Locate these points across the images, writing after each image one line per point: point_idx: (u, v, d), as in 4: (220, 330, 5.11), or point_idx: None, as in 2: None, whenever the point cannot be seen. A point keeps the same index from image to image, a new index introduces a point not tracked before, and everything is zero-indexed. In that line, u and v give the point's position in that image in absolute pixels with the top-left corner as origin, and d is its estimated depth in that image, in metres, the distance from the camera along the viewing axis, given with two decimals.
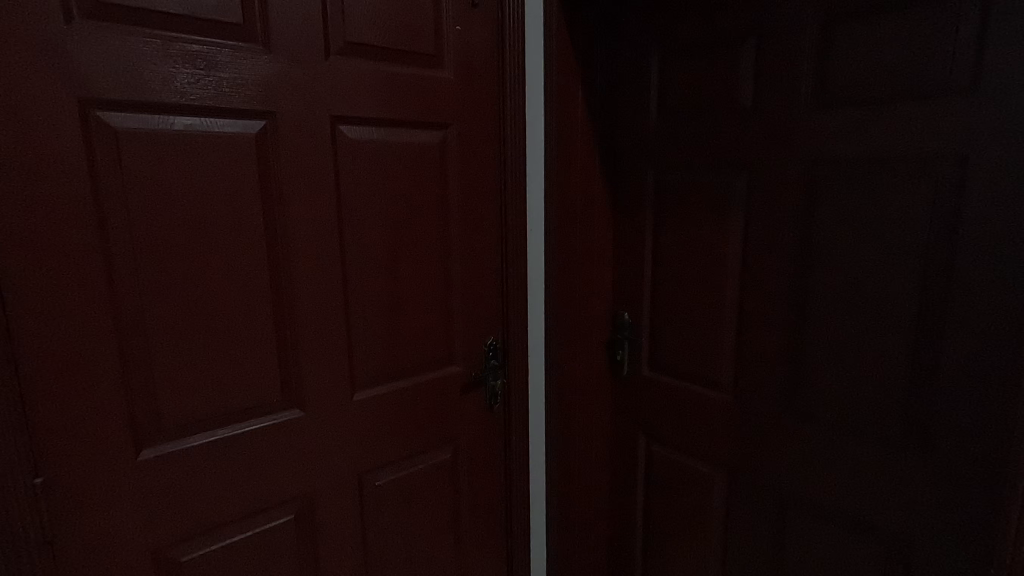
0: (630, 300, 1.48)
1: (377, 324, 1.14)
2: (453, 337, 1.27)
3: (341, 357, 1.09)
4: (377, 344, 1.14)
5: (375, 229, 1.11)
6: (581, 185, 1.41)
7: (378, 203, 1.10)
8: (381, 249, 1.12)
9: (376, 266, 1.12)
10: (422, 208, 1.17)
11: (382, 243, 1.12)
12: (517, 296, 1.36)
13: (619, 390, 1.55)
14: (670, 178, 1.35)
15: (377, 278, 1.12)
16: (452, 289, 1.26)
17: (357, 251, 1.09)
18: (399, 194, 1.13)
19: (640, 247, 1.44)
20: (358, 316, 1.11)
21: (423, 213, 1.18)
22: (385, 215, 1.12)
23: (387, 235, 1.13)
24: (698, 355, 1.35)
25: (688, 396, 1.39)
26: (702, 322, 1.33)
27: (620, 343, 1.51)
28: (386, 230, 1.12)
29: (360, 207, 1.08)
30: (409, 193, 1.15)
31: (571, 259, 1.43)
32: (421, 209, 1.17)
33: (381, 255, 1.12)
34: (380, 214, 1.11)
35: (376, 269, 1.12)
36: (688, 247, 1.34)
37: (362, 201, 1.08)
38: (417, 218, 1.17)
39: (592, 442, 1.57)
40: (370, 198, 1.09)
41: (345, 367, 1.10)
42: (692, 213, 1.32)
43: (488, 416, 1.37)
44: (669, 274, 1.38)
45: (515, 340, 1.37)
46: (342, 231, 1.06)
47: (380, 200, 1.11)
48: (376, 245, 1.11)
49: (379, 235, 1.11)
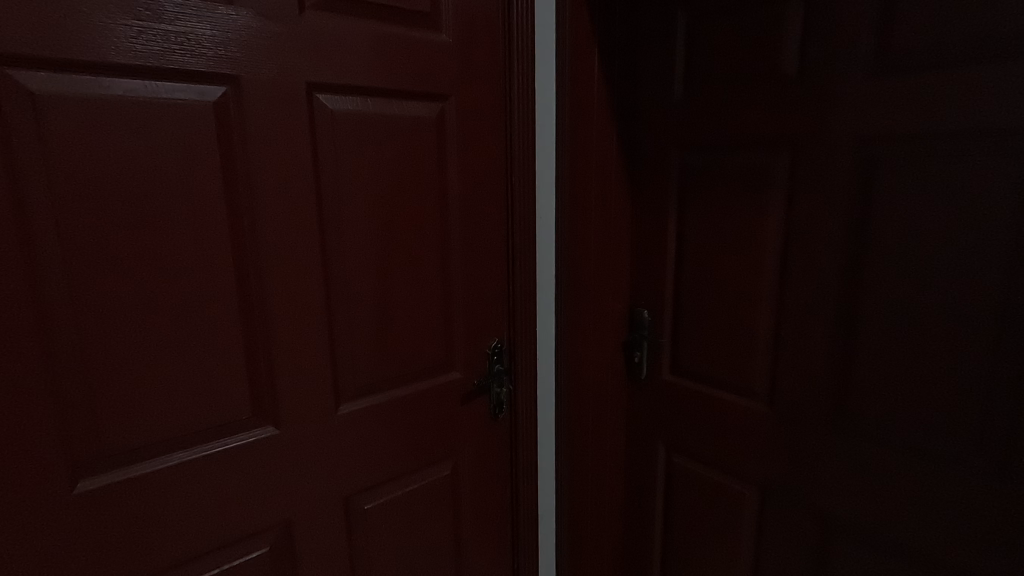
0: (649, 297, 1.33)
1: (364, 327, 0.99)
2: (452, 340, 1.13)
3: (323, 365, 0.94)
4: (365, 350, 1.00)
5: (360, 217, 0.95)
6: (597, 167, 1.26)
7: (364, 189, 0.95)
8: (368, 242, 0.97)
9: (362, 261, 0.97)
10: (415, 193, 1.02)
11: (368, 234, 0.97)
12: (524, 292, 1.21)
13: (636, 395, 1.41)
14: (697, 160, 1.20)
15: (364, 274, 0.97)
16: (451, 287, 1.11)
17: (338, 243, 0.93)
18: (388, 177, 0.98)
19: (663, 238, 1.28)
20: (341, 318, 0.96)
21: (417, 200, 1.02)
22: (372, 201, 0.96)
23: (374, 225, 0.97)
24: (729, 360, 1.20)
25: (715, 404, 1.24)
26: (733, 322, 1.18)
27: (638, 343, 1.36)
28: (374, 218, 0.97)
29: (343, 192, 0.92)
30: (401, 176, 0.99)
31: (585, 251, 1.28)
32: (415, 194, 1.02)
33: (367, 249, 0.97)
34: (367, 199, 0.96)
35: (361, 264, 0.97)
36: (718, 237, 1.18)
37: (345, 185, 0.93)
38: (410, 204, 1.01)
39: (606, 451, 1.43)
40: (354, 181, 0.93)
41: (329, 377, 0.95)
42: (723, 198, 1.16)
43: (492, 427, 1.23)
44: (695, 268, 1.23)
45: (522, 342, 1.22)
46: (320, 220, 0.91)
47: (366, 185, 0.95)
48: (362, 235, 0.96)
49: (366, 224, 0.96)
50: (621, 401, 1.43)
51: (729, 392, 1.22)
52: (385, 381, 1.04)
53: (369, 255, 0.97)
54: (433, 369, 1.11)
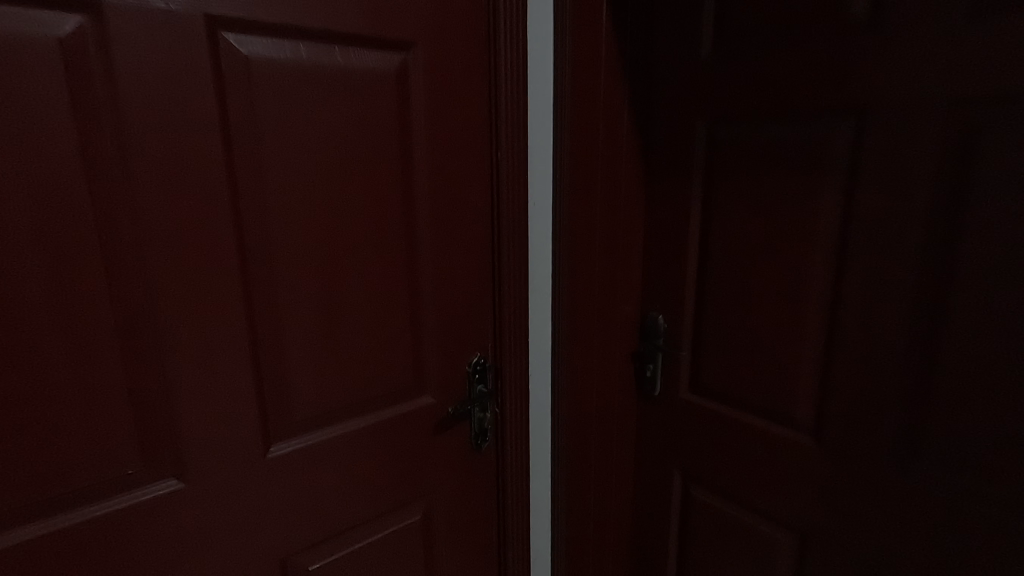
0: (665, 300, 1.11)
1: (303, 345, 0.77)
2: (422, 358, 0.91)
3: (247, 395, 0.73)
4: (306, 375, 0.78)
5: (294, 203, 0.73)
6: (604, 142, 1.02)
7: (297, 165, 0.72)
8: (305, 236, 0.75)
9: (298, 262, 0.75)
10: (370, 172, 0.79)
11: (305, 225, 0.74)
12: (514, 297, 0.99)
13: (647, 415, 1.19)
14: (728, 133, 0.96)
15: (301, 278, 0.75)
16: (420, 291, 0.88)
17: (263, 237, 0.71)
18: (332, 148, 0.75)
19: (683, 228, 1.05)
20: (271, 334, 0.74)
21: (372, 181, 0.79)
22: (309, 181, 0.74)
23: (314, 213, 0.75)
24: (763, 380, 0.98)
25: (744, 432, 1.03)
26: (771, 334, 0.96)
27: (651, 355, 1.14)
28: (313, 204, 0.74)
29: (268, 169, 0.70)
30: (350, 149, 0.76)
31: (586, 245, 1.06)
32: (369, 173, 0.79)
33: (304, 245, 0.75)
34: (302, 179, 0.73)
35: (295, 265, 0.74)
36: (753, 230, 0.95)
37: (270, 160, 0.70)
38: (363, 186, 0.79)
39: (611, 480, 1.22)
40: (283, 155, 0.71)
41: (254, 413, 0.75)
42: (762, 181, 0.93)
43: (474, 460, 1.01)
44: (724, 266, 1.01)
45: (511, 358, 1.00)
46: (237, 208, 0.69)
47: (301, 160, 0.72)
48: (297, 227, 0.74)
49: (303, 212, 0.74)
50: (628, 420, 1.21)
51: (761, 418, 1.01)
52: (333, 412, 0.82)
53: (307, 252, 0.75)
54: (397, 393, 0.89)
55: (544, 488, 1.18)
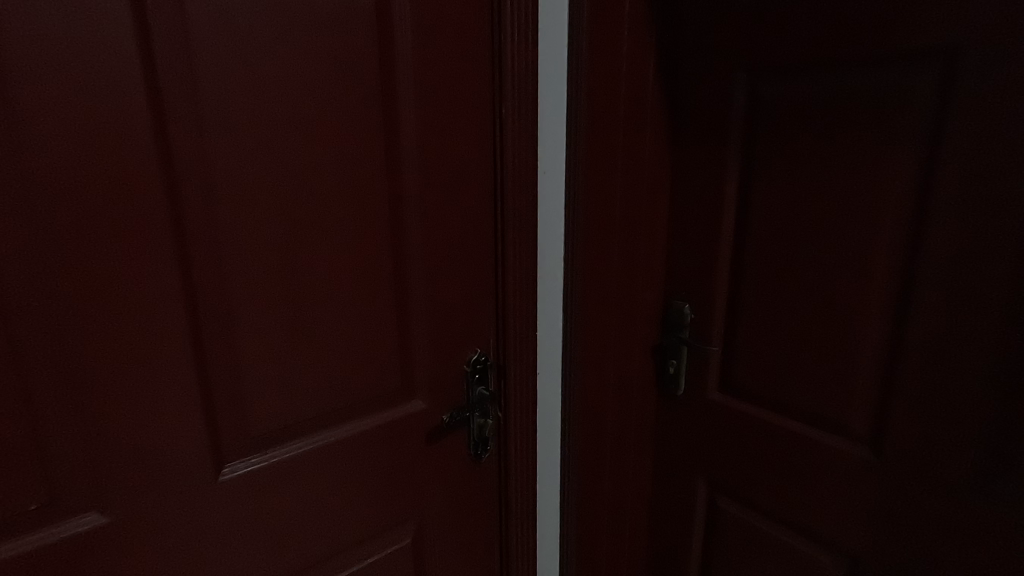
0: (693, 286, 0.96)
1: (264, 340, 0.64)
2: (411, 354, 0.77)
3: (192, 403, 0.60)
4: (266, 377, 0.65)
5: (242, 164, 0.59)
6: (627, 100, 0.87)
7: (245, 115, 0.58)
8: (261, 207, 0.61)
9: (252, 238, 0.61)
10: (340, 128, 0.65)
11: (257, 193, 0.61)
12: (522, 284, 0.84)
13: (667, 416, 1.06)
14: (773, 89, 0.81)
15: (255, 257, 0.62)
16: (409, 276, 0.74)
17: (201, 205, 0.58)
18: (290, 98, 0.61)
19: (717, 203, 0.90)
20: (217, 326, 0.61)
21: (344, 140, 0.66)
22: (262, 138, 0.60)
23: (271, 179, 0.61)
24: (810, 381, 0.85)
25: (784, 440, 0.90)
26: (819, 329, 0.82)
27: (675, 349, 1.01)
28: (268, 167, 0.61)
29: (207, 120, 0.56)
30: (314, 99, 0.62)
31: (605, 222, 0.91)
32: (340, 131, 0.65)
33: (258, 218, 0.61)
34: (253, 133, 0.59)
35: (248, 243, 0.61)
36: (801, 207, 0.81)
37: (208, 109, 0.56)
38: (333, 147, 0.65)
39: (627, 488, 1.09)
40: (226, 102, 0.57)
41: (201, 426, 0.61)
42: (814, 148, 0.78)
43: (473, 472, 0.88)
44: (764, 247, 0.86)
45: (516, 355, 0.86)
46: (166, 168, 0.55)
47: (249, 109, 0.59)
48: (249, 196, 0.60)
49: (254, 175, 0.60)
50: (646, 422, 1.08)
51: (806, 425, 0.87)
52: (307, 421, 0.69)
53: (263, 226, 0.61)
54: (383, 397, 0.75)
55: (552, 499, 1.05)
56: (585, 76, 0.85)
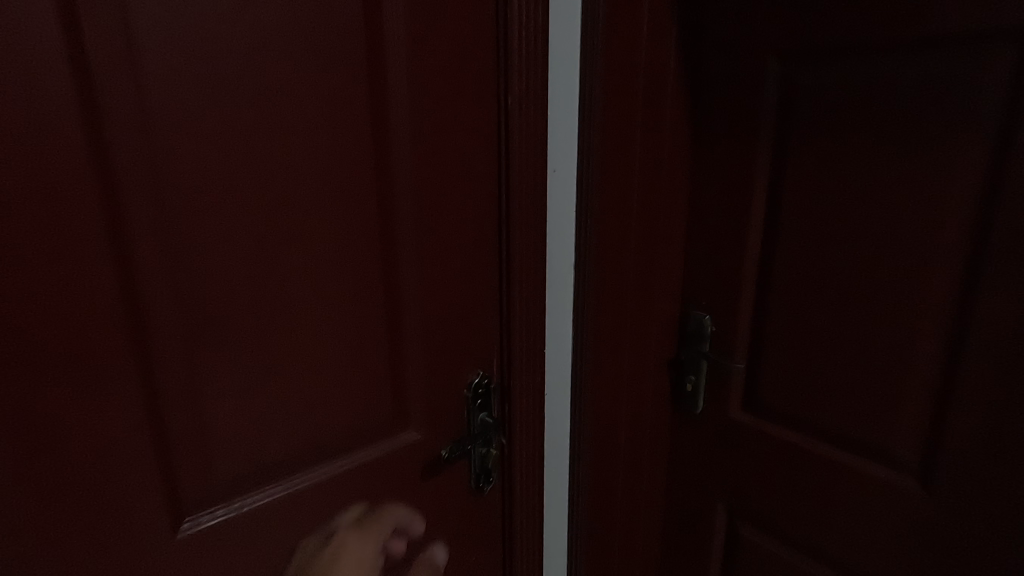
0: (716, 296, 0.88)
1: (228, 366, 0.55)
2: (405, 378, 0.68)
3: (142, 446, 0.52)
4: (232, 408, 0.56)
5: (200, 163, 0.50)
6: (645, 91, 0.78)
7: (203, 104, 0.50)
8: (224, 214, 0.52)
9: (214, 249, 0.53)
10: (321, 121, 0.56)
11: (219, 197, 0.52)
12: (531, 296, 0.75)
13: (683, 434, 0.98)
14: (811, 77, 0.73)
15: (217, 272, 0.53)
16: (401, 290, 0.65)
17: (144, 211, 0.49)
18: (259, 85, 0.52)
19: (744, 206, 0.82)
20: (168, 351, 0.52)
21: (325, 136, 0.57)
22: (225, 131, 0.51)
23: (239, 181, 0.53)
24: (848, 403, 0.77)
25: (823, 469, 0.81)
26: (859, 347, 0.74)
27: (693, 364, 0.92)
28: (233, 166, 0.52)
29: (152, 109, 0.48)
30: (290, 87, 0.54)
31: (621, 225, 0.82)
32: (320, 124, 0.56)
33: (222, 226, 0.53)
34: (213, 126, 0.50)
35: (209, 255, 0.52)
36: (842, 211, 0.72)
37: (153, 94, 0.47)
38: (311, 143, 0.56)
39: (640, 512, 1.00)
40: (178, 88, 0.48)
41: (154, 471, 0.53)
42: (857, 144, 0.70)
43: (474, 505, 0.79)
44: (803, 255, 0.77)
45: (522, 376, 0.77)
46: (99, 165, 0.46)
47: (208, 98, 0.50)
48: (211, 201, 0.52)
49: (216, 176, 0.51)
50: (661, 441, 1.00)
51: (842, 450, 0.79)
52: (282, 460, 0.61)
53: (227, 237, 0.53)
54: (370, 427, 0.67)
55: (559, 528, 0.96)
56: (601, 62, 0.76)
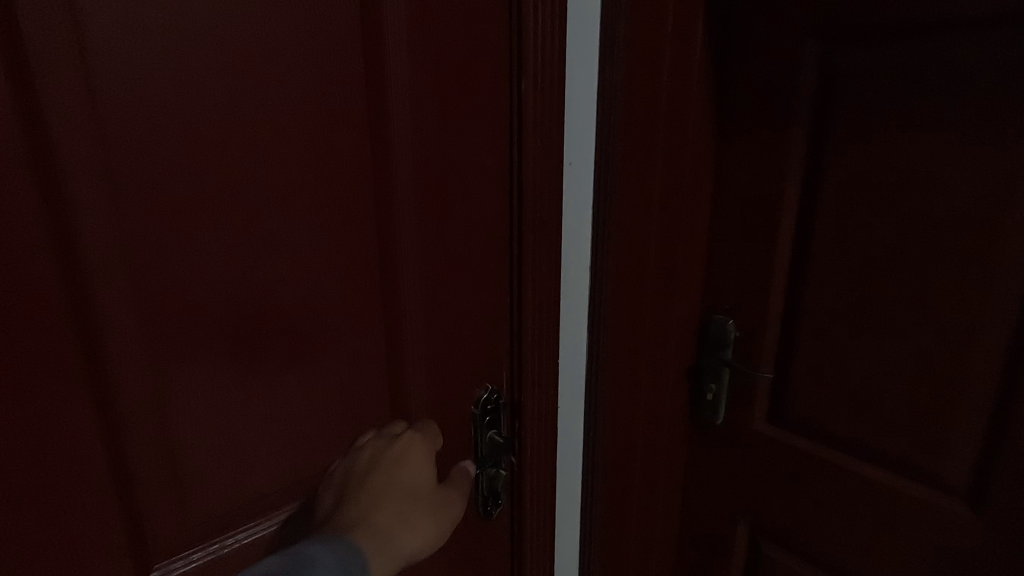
0: (745, 300, 0.82)
1: (199, 386, 0.49)
2: (407, 396, 0.62)
3: (104, 481, 0.46)
4: (209, 435, 0.50)
5: (166, 156, 0.44)
6: (670, 83, 0.73)
7: (168, 88, 0.43)
8: (194, 216, 0.46)
9: (183, 255, 0.46)
10: (310, 108, 0.49)
11: (187, 196, 0.45)
12: (545, 304, 0.69)
13: (702, 449, 0.92)
14: (857, 68, 0.69)
15: (186, 281, 0.46)
16: (403, 300, 0.59)
17: (96, 213, 0.42)
18: (236, 65, 0.45)
19: (772, 205, 0.77)
20: (131, 371, 0.46)
21: (314, 125, 0.50)
22: (199, 120, 0.44)
23: (213, 178, 0.46)
24: (889, 419, 0.73)
25: (866, 491, 0.76)
26: (904, 358, 0.70)
27: (715, 373, 0.86)
28: (206, 160, 0.45)
29: (102, 92, 0.41)
30: (271, 68, 0.47)
31: (642, 226, 0.75)
32: (309, 112, 0.49)
33: (191, 230, 0.46)
34: (179, 113, 0.44)
35: (178, 263, 0.46)
36: (890, 216, 0.69)
37: (106, 76, 0.40)
38: (298, 133, 0.49)
39: (656, 528, 0.95)
40: (139, 69, 0.42)
41: (119, 508, 0.47)
42: (908, 144, 0.67)
43: (481, 529, 0.73)
44: (846, 261, 0.73)
45: (536, 391, 0.71)
46: (38, 159, 0.39)
47: (173, 78, 0.43)
48: (181, 205, 0.45)
49: (182, 172, 0.45)
50: (679, 455, 0.94)
51: (879, 467, 0.76)
52: (271, 494, 0.55)
53: (197, 243, 0.46)
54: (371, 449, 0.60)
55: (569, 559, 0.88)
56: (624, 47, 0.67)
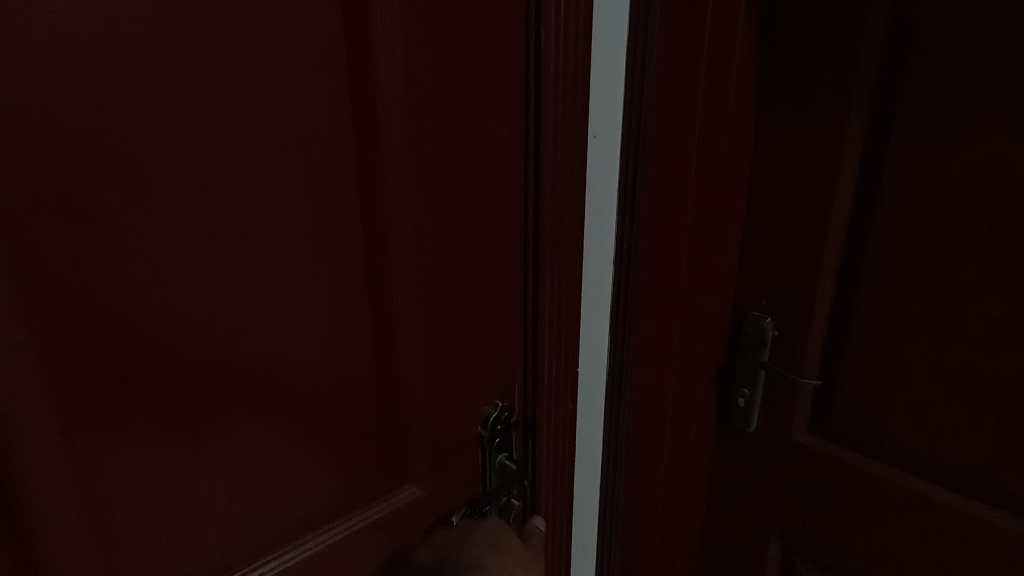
0: (787, 297, 0.72)
1: (116, 427, 0.40)
2: (400, 410, 0.54)
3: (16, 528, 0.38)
4: (133, 485, 0.41)
5: (63, 140, 0.35)
6: (711, 50, 0.62)
7: (75, 46, 0.34)
8: (127, 208, 0.37)
9: (93, 265, 0.37)
10: (279, 72, 0.41)
11: (93, 193, 0.36)
12: (562, 304, 0.61)
13: (728, 461, 0.84)
14: (927, 31, 0.59)
15: (94, 301, 0.37)
16: (395, 300, 0.51)
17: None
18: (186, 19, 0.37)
19: (814, 191, 0.68)
20: (30, 410, 0.37)
21: (286, 94, 0.41)
22: (120, 90, 0.36)
23: (133, 167, 0.37)
24: (949, 432, 0.66)
25: (927, 513, 0.69)
26: (973, 367, 0.62)
27: (749, 375, 0.76)
28: (123, 145, 0.36)
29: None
30: (226, 24, 0.38)
31: (676, 214, 0.66)
32: (279, 77, 0.41)
33: (98, 237, 0.37)
34: (91, 80, 0.35)
35: (77, 280, 0.37)
36: (963, 205, 0.60)
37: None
38: (259, 104, 0.40)
39: (678, 546, 0.86)
40: (42, 18, 0.33)
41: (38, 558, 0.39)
42: (991, 122, 0.57)
43: None
44: (921, 257, 0.63)
45: (550, 403, 0.63)
46: None
47: (87, 32, 0.34)
48: (109, 200, 0.37)
49: (82, 163, 0.35)
50: (705, 468, 0.85)
51: (935, 483, 0.69)
52: (231, 543, 0.47)
53: (107, 251, 0.37)
54: (363, 472, 0.54)
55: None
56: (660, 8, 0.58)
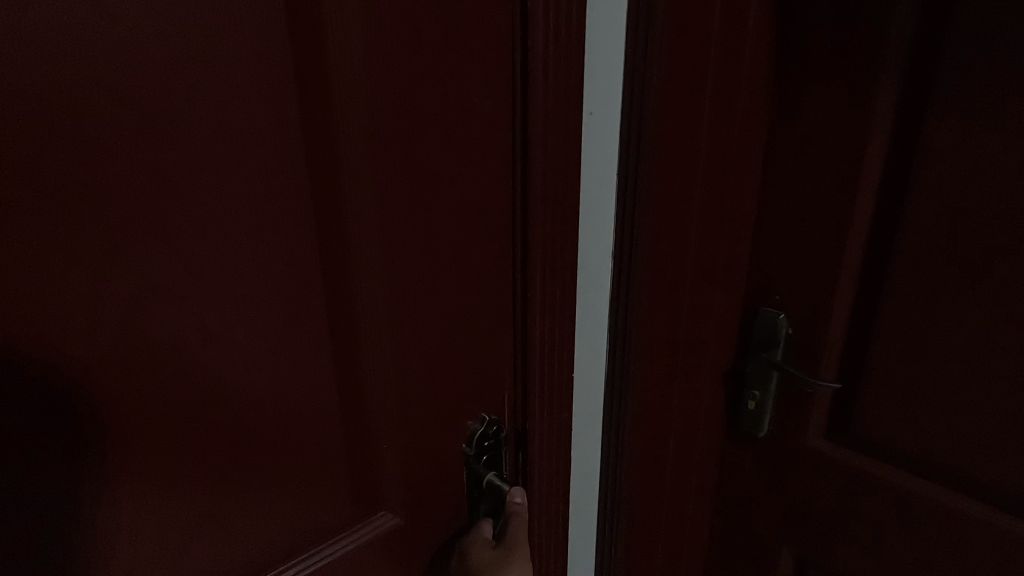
0: (802, 292, 0.66)
1: (9, 470, 0.34)
2: (370, 426, 0.49)
3: None
4: (34, 537, 0.36)
5: None
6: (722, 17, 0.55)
7: None
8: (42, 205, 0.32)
9: None
10: (205, 40, 0.34)
11: None
12: (555, 305, 0.55)
13: (735, 465, 0.78)
14: None
15: None
16: (361, 301, 0.45)
17: None
18: None
19: (832, 175, 0.61)
20: None
21: (217, 68, 0.35)
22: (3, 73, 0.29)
23: (17, 165, 0.31)
24: (976, 437, 0.60)
25: (952, 523, 0.63)
26: (1004, 368, 0.56)
27: (759, 377, 0.70)
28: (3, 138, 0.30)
29: None
30: None
31: (680, 202, 0.59)
32: (212, 46, 0.34)
33: None
34: None
35: None
36: (999, 189, 0.53)
37: None
38: (183, 81, 0.34)
39: (684, 553, 0.81)
40: None
41: None
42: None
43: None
44: (950, 246, 0.57)
45: (542, 412, 0.57)
46: None
47: None
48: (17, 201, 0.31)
49: None
50: (712, 472, 0.79)
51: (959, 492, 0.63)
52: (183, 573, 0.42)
53: None
54: (331, 496, 0.48)
55: None
56: None
